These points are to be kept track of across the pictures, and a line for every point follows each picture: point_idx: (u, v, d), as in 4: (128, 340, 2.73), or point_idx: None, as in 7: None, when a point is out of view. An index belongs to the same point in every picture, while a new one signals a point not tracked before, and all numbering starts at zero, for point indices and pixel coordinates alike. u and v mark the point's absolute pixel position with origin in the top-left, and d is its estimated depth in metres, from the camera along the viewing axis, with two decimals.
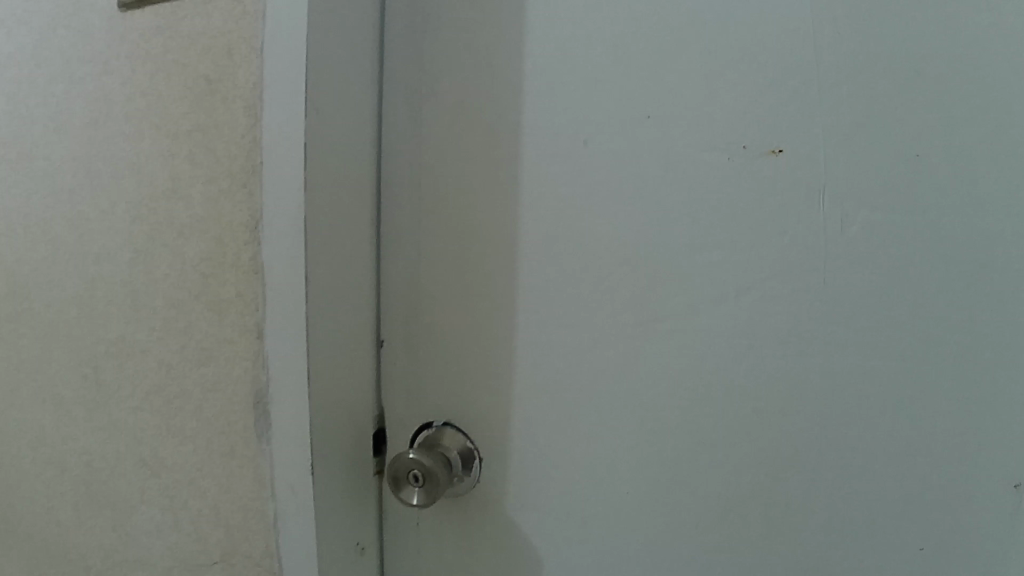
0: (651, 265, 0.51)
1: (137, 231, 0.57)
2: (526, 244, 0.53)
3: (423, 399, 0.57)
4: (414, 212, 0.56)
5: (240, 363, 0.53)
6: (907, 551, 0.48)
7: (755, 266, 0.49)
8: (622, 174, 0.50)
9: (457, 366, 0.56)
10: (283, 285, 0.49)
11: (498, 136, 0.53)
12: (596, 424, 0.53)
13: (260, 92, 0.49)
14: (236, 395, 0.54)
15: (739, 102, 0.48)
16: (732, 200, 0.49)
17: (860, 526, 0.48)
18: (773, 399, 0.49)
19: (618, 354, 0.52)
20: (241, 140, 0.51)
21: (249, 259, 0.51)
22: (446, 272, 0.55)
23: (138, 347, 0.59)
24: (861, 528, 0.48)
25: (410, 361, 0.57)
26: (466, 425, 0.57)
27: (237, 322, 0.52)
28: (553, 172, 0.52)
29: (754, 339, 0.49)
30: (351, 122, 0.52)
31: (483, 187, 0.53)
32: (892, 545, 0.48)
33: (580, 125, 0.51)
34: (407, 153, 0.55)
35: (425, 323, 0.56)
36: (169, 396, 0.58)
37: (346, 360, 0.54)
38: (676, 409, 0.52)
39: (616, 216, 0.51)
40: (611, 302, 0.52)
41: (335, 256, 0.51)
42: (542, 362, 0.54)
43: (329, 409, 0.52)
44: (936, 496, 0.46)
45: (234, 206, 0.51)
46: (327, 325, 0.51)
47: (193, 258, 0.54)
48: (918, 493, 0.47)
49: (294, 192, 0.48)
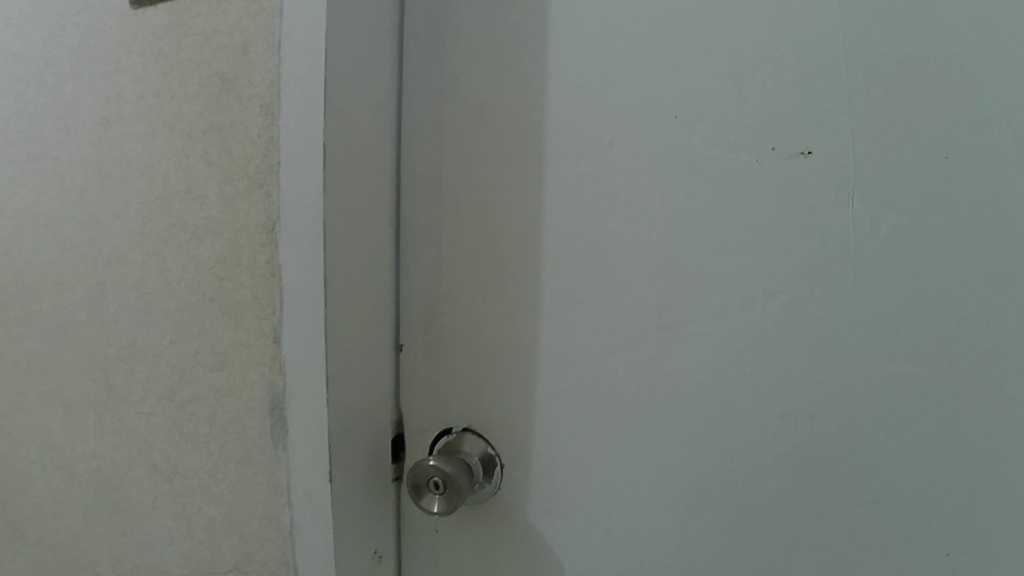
0: (676, 268, 0.49)
1: (149, 233, 0.56)
2: (549, 246, 0.52)
3: (443, 405, 0.56)
4: (434, 214, 0.54)
5: (256, 368, 0.51)
6: (934, 558, 0.46)
7: (786, 269, 0.47)
8: (648, 175, 0.49)
9: (478, 372, 0.55)
10: (301, 289, 0.48)
11: (520, 136, 0.52)
12: (620, 430, 0.52)
13: (277, 92, 0.48)
14: (252, 401, 0.52)
15: (769, 101, 0.46)
16: (761, 202, 0.47)
17: (886, 533, 0.47)
18: (804, 406, 0.48)
19: (642, 358, 0.51)
20: (257, 140, 0.49)
21: (265, 262, 0.50)
22: (466, 274, 0.54)
23: (150, 350, 0.58)
24: (887, 535, 0.47)
25: (429, 366, 0.56)
26: (486, 431, 0.55)
27: (253, 327, 0.51)
28: (576, 173, 0.50)
29: (783, 344, 0.48)
30: (371, 123, 0.51)
31: (505, 188, 0.52)
32: (917, 552, 0.47)
33: (604, 124, 0.50)
34: (427, 154, 0.54)
35: (444, 328, 0.55)
36: (182, 401, 0.57)
37: (365, 365, 0.52)
38: (701, 416, 0.50)
39: (640, 218, 0.49)
40: (636, 306, 0.50)
41: (355, 259, 0.50)
42: (565, 367, 0.53)
43: (348, 415, 0.51)
44: (964, 504, 0.45)
45: (250, 207, 0.50)
46: (346, 330, 0.50)
47: (207, 261, 0.53)
48: (945, 500, 0.46)
49: (313, 194, 0.46)
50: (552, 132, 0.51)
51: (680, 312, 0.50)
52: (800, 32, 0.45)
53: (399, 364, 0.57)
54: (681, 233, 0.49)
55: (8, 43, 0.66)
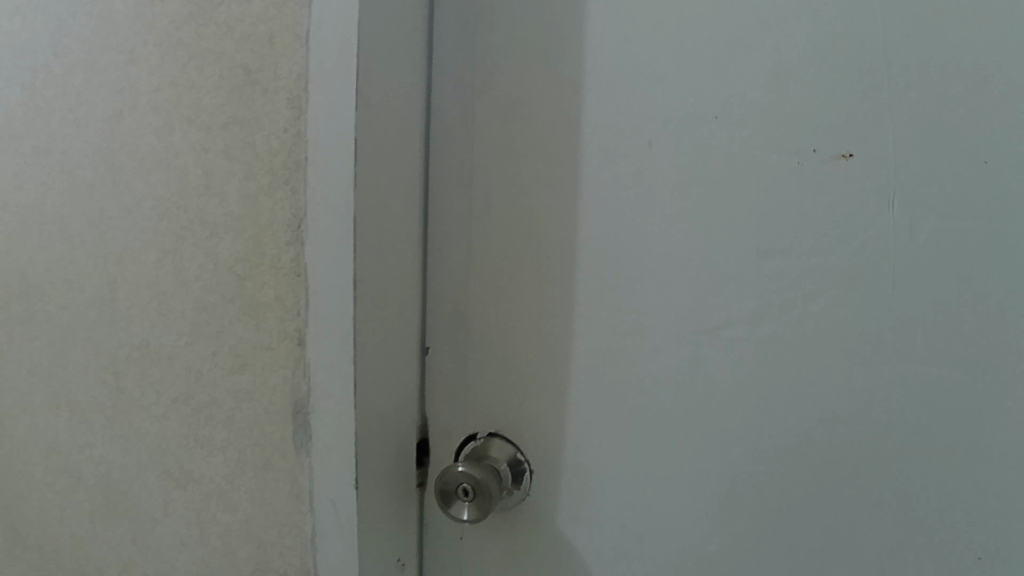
0: (716, 271, 0.48)
1: (164, 230, 0.54)
2: (584, 248, 0.50)
3: (470, 410, 0.55)
4: (462, 214, 0.53)
5: (278, 371, 0.49)
6: (966, 561, 0.45)
7: (828, 271, 0.46)
8: (686, 175, 0.48)
9: (507, 376, 0.53)
10: (329, 289, 0.46)
11: (554, 134, 0.50)
12: (653, 437, 0.51)
13: (306, 85, 0.46)
14: (274, 406, 0.50)
15: (814, 99, 0.45)
16: (803, 203, 0.46)
17: (921, 537, 0.46)
18: (845, 414, 0.47)
19: (677, 363, 0.49)
20: (283, 134, 0.47)
21: (291, 260, 0.47)
22: (497, 273, 0.52)
23: (164, 352, 0.56)
24: (922, 539, 0.46)
25: (454, 370, 0.55)
26: (513, 437, 0.54)
27: (276, 328, 0.49)
28: (612, 173, 0.49)
29: (823, 350, 0.47)
30: (401, 120, 0.49)
31: (537, 189, 0.51)
32: (950, 556, 0.46)
33: (642, 123, 0.48)
34: (457, 152, 0.52)
35: (472, 332, 0.54)
36: (198, 405, 0.55)
37: (392, 369, 0.51)
38: (737, 423, 0.49)
39: (678, 220, 0.48)
40: (672, 310, 0.49)
41: (385, 259, 0.48)
42: (598, 373, 0.51)
43: (375, 421, 0.49)
44: (1000, 507, 0.44)
45: (274, 203, 0.48)
46: (376, 333, 0.48)
47: (226, 260, 0.51)
48: (981, 503, 0.45)
49: (343, 191, 0.45)
50: (588, 130, 0.49)
51: (715, 317, 0.48)
52: (848, 27, 0.44)
53: (424, 368, 0.55)
54: (720, 236, 0.48)
55: (14, 32, 0.63)
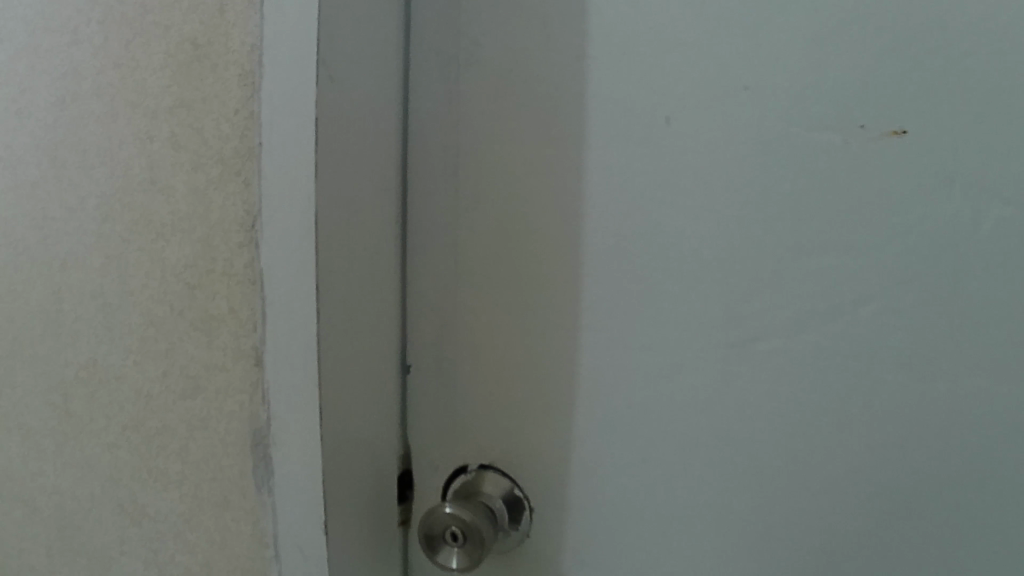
0: (745, 272, 0.40)
1: (108, 232, 0.47)
2: (590, 248, 0.43)
3: (459, 438, 0.47)
4: (446, 210, 0.45)
5: (234, 396, 0.42)
6: None
7: (879, 271, 0.38)
8: (709, 158, 0.40)
9: (502, 399, 0.46)
10: (286, 300, 0.38)
11: (553, 114, 0.43)
12: (673, 468, 0.43)
13: (259, 58, 0.39)
14: (230, 435, 0.43)
15: (865, 63, 0.37)
16: (849, 190, 0.38)
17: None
18: (903, 442, 0.39)
19: (701, 381, 0.42)
20: (234, 117, 0.40)
21: (245, 266, 0.40)
22: (491, 279, 0.45)
23: (111, 372, 0.49)
24: None
25: (441, 393, 0.47)
26: (508, 468, 0.46)
27: (230, 346, 0.41)
28: (621, 158, 0.42)
29: (875, 365, 0.39)
30: (372, 98, 0.41)
31: (535, 180, 0.43)
32: None
33: (656, 98, 0.41)
34: (440, 137, 0.45)
35: (460, 349, 0.46)
36: (149, 432, 0.48)
37: (366, 393, 0.43)
38: (773, 452, 0.41)
39: (700, 211, 0.41)
40: (694, 319, 0.41)
41: (356, 264, 0.41)
42: (609, 393, 0.44)
43: (347, 454, 0.42)
44: None
45: (225, 199, 0.40)
46: (347, 353, 0.40)
47: (174, 266, 0.43)
48: None
49: (303, 182, 0.37)
50: (594, 108, 0.42)
51: (745, 327, 0.41)
52: None
53: (406, 391, 0.47)
54: (750, 230, 0.40)
55: None
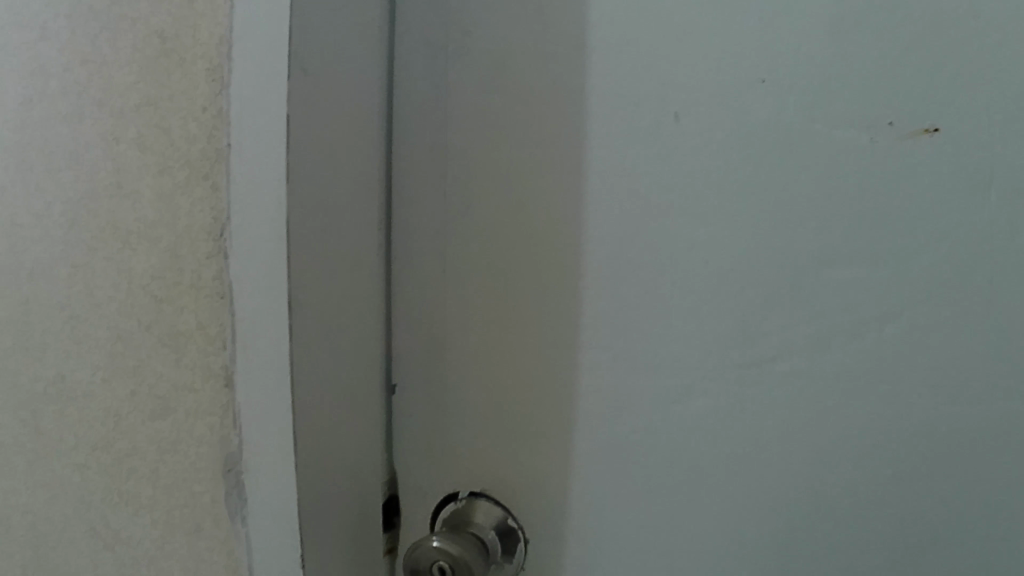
0: (762, 284, 0.37)
1: (74, 240, 0.44)
2: (591, 257, 0.39)
3: (448, 464, 0.43)
4: (433, 216, 0.41)
5: (204, 419, 0.39)
6: None
7: (906, 284, 0.35)
8: (722, 158, 0.37)
9: (494, 420, 0.42)
10: (258, 315, 0.35)
11: (550, 111, 0.39)
12: (684, 497, 0.40)
13: (229, 51, 0.36)
14: (201, 460, 0.40)
15: (892, 57, 0.34)
16: (876, 194, 0.35)
17: None
18: (930, 469, 0.37)
19: (713, 402, 0.38)
20: (202, 115, 0.37)
21: (213, 278, 0.36)
22: (484, 290, 0.41)
23: (78, 390, 0.46)
24: None
25: (428, 414, 0.43)
26: (502, 495, 0.43)
27: (199, 364, 0.38)
28: (624, 158, 0.38)
29: (905, 387, 0.36)
30: (353, 95, 0.38)
31: (530, 182, 0.40)
32: None
33: (662, 92, 0.37)
34: (425, 136, 0.41)
35: (449, 367, 0.42)
36: (119, 454, 0.44)
37: (346, 415, 0.40)
38: (793, 481, 0.38)
39: (712, 217, 0.37)
40: (706, 335, 0.38)
41: (333, 275, 0.37)
42: (612, 415, 0.40)
43: (325, 480, 0.39)
44: None
45: (192, 204, 0.37)
46: (322, 370, 0.37)
47: (141, 277, 0.40)
48: None
49: (272, 186, 0.34)
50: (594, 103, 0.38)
51: (762, 344, 0.37)
52: None
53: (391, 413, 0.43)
54: (766, 238, 0.37)
55: None
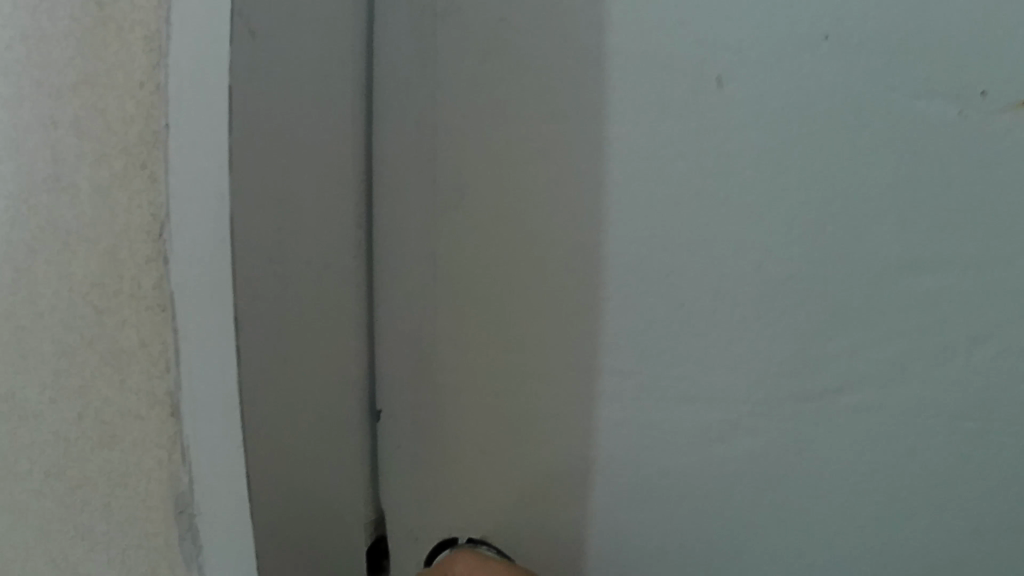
0: (830, 295, 0.33)
1: (8, 241, 0.37)
2: (607, 273, 0.34)
3: (441, 509, 0.38)
4: (419, 229, 0.36)
5: (151, 452, 0.33)
6: None
7: (996, 302, 0.32)
8: (772, 155, 0.33)
9: (494, 460, 0.37)
10: (202, 335, 0.29)
11: (558, 106, 0.34)
12: (729, 530, 0.36)
13: (168, 16, 0.30)
14: (151, 498, 0.34)
15: (969, 39, 0.31)
16: (963, 180, 0.32)
17: None
18: (1015, 509, 0.34)
19: (759, 426, 0.34)
20: (139, 94, 0.31)
21: (154, 287, 0.31)
22: (482, 304, 0.36)
23: (21, 411, 0.40)
24: None
25: (418, 454, 0.38)
26: (508, 531, 0.38)
27: (143, 390, 0.32)
28: (655, 151, 0.33)
29: (993, 422, 0.33)
30: (325, 77, 0.32)
31: (532, 191, 0.34)
32: None
33: (699, 74, 0.32)
34: (413, 134, 0.35)
35: (441, 401, 0.37)
36: (71, 483, 0.39)
37: (321, 456, 0.34)
38: (855, 511, 0.35)
39: (766, 220, 0.33)
40: (764, 344, 0.34)
41: (297, 292, 0.32)
42: (641, 443, 0.35)
43: (290, 536, 0.32)
44: None
45: (129, 199, 0.31)
46: (292, 411, 0.32)
47: (82, 283, 0.34)
48: None
49: (213, 182, 0.28)
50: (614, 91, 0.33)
51: (824, 364, 0.34)
52: None
53: (374, 450, 0.38)
54: (829, 248, 0.33)
55: None
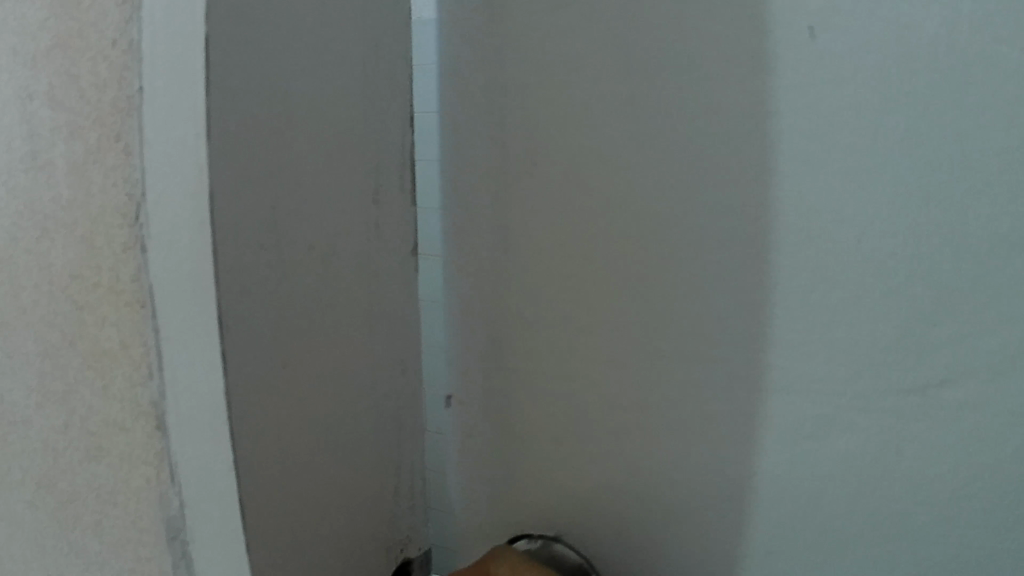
0: (919, 277, 0.30)
1: None
2: (676, 261, 0.34)
3: (516, 487, 0.41)
4: (494, 238, 0.39)
5: (138, 468, 0.29)
6: None
7: None
8: (869, 125, 0.29)
9: (569, 435, 0.39)
10: (178, 336, 0.24)
11: (622, 93, 0.34)
12: (817, 534, 0.34)
13: None
14: (141, 521, 0.30)
15: None
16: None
17: None
18: None
19: (851, 423, 0.32)
20: (111, 53, 0.26)
21: (131, 279, 0.26)
22: (558, 283, 0.37)
23: (5, 416, 0.36)
24: None
25: (493, 446, 0.41)
26: (578, 506, 0.39)
27: (126, 398, 0.28)
28: (733, 138, 0.32)
29: None
30: (317, 41, 0.29)
31: (603, 177, 0.35)
32: None
33: (777, 42, 0.30)
34: (489, 131, 0.38)
35: (513, 397, 0.40)
36: (63, 496, 0.35)
37: (347, 467, 0.32)
38: (964, 528, 0.31)
39: (852, 197, 0.30)
40: (845, 325, 0.31)
41: (297, 286, 0.29)
42: (717, 442, 0.35)
43: (289, 553, 0.30)
44: None
45: (104, 178, 0.27)
46: (326, 413, 0.31)
47: (61, 276, 0.30)
48: None
49: (185, 154, 0.24)
50: (682, 86, 0.33)
51: (922, 359, 0.30)
52: None
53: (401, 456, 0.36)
54: (924, 228, 0.29)
55: None
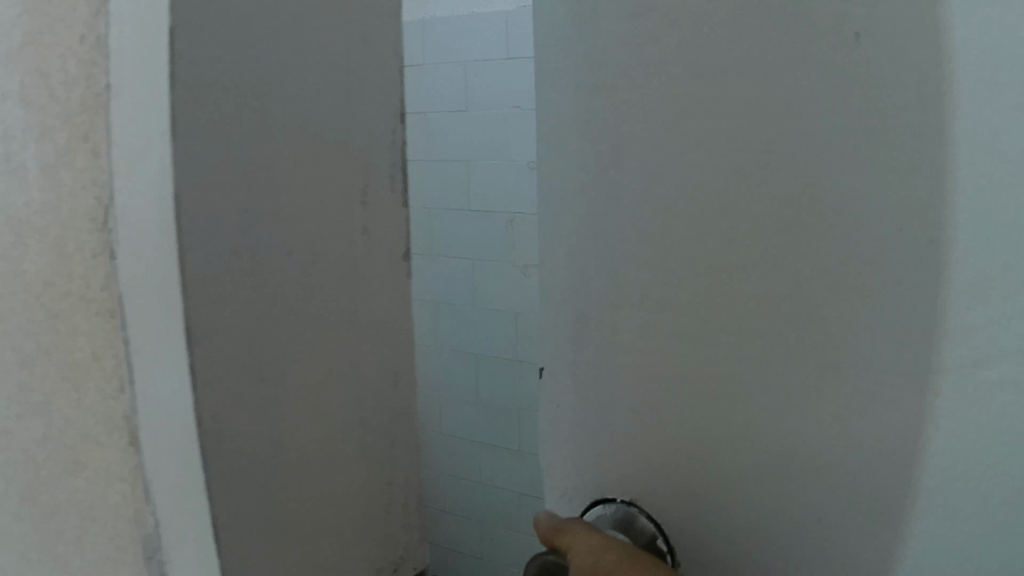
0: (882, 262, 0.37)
1: None
2: (718, 242, 0.41)
3: (591, 443, 0.48)
4: (579, 243, 0.46)
5: (114, 484, 0.27)
6: None
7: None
8: (909, 135, 0.35)
9: (642, 395, 0.46)
10: (153, 346, 0.24)
11: (674, 107, 0.41)
12: (834, 487, 0.40)
13: None
14: (118, 539, 0.28)
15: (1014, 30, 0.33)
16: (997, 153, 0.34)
17: None
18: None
19: (879, 395, 0.38)
20: (80, 50, 0.25)
21: (102, 286, 0.25)
22: (635, 264, 0.44)
23: None
24: None
25: (565, 412, 0.49)
26: (641, 459, 0.46)
27: (101, 411, 0.27)
28: (769, 140, 0.38)
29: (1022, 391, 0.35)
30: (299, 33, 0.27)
31: (671, 171, 0.42)
32: None
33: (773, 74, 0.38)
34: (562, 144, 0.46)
35: (600, 377, 0.47)
36: (46, 508, 0.34)
37: (338, 476, 0.31)
38: (950, 484, 0.37)
39: (843, 192, 0.37)
40: (838, 300, 0.38)
41: (280, 291, 0.27)
42: (764, 413, 0.41)
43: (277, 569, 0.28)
44: None
45: (74, 180, 0.25)
46: (314, 422, 0.30)
47: (36, 284, 0.29)
48: None
49: (151, 156, 0.23)
50: (750, 103, 0.38)
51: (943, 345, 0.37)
52: None
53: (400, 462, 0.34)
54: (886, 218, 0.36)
55: None
